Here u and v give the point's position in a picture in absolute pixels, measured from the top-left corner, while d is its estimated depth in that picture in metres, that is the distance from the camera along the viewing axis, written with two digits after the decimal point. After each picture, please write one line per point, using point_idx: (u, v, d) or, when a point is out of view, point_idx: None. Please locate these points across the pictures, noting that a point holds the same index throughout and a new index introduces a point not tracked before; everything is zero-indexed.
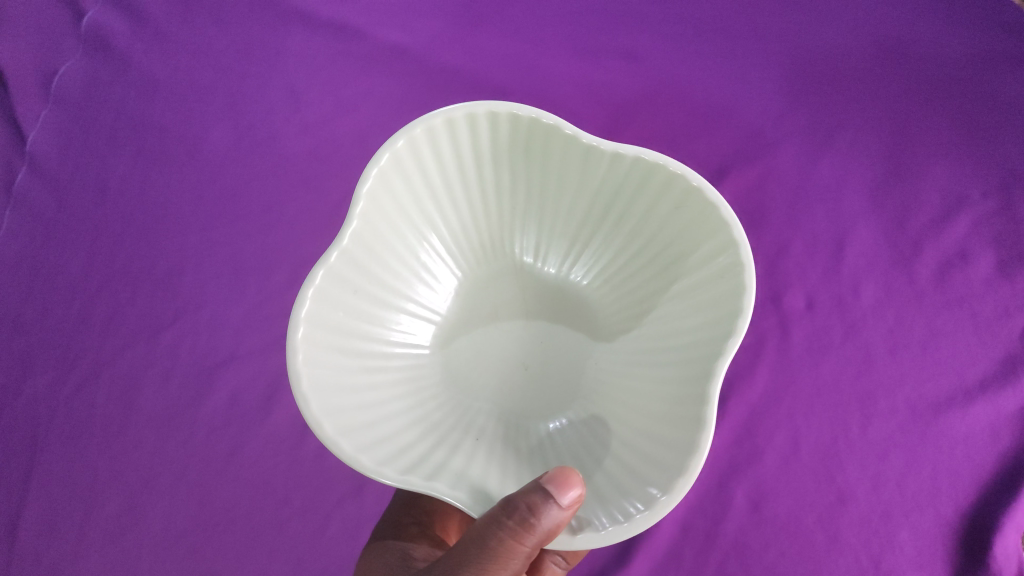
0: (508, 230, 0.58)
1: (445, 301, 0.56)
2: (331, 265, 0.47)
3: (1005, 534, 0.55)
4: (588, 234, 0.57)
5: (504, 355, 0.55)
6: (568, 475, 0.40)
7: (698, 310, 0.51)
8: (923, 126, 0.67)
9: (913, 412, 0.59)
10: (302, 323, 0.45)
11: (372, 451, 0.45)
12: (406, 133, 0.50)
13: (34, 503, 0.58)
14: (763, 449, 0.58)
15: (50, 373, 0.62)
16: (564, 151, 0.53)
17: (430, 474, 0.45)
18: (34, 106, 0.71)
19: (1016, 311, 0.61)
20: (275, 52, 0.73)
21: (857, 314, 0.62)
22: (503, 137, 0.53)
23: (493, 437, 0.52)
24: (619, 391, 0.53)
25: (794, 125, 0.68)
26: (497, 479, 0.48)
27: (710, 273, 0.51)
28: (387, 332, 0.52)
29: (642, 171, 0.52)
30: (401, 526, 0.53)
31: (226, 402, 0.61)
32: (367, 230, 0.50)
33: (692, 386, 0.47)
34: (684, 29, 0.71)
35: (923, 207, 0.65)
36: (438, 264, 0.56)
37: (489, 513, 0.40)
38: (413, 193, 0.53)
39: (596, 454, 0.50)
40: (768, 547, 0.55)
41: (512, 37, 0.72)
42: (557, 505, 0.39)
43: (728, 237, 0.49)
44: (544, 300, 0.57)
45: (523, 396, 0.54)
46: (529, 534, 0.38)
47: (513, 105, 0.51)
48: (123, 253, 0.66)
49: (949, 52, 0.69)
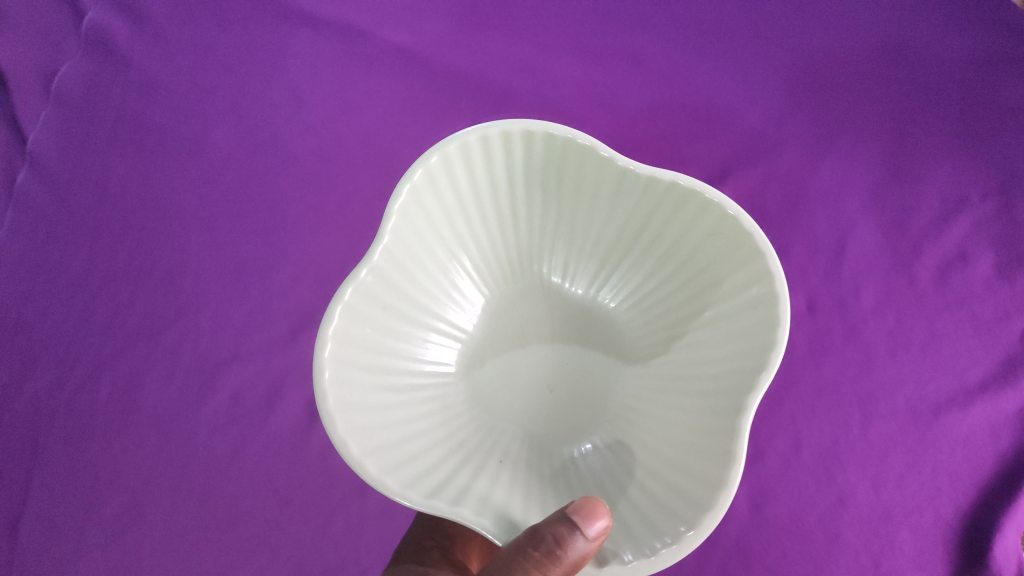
0: (536, 249, 0.58)
1: (473, 320, 0.57)
2: (361, 281, 0.47)
3: (1005, 535, 0.55)
4: (617, 256, 0.58)
5: (530, 376, 0.56)
6: (595, 506, 0.40)
7: (727, 341, 0.51)
8: (923, 129, 0.67)
9: (914, 413, 0.59)
10: (330, 340, 0.45)
11: (397, 472, 0.45)
12: (440, 149, 0.51)
13: (35, 503, 0.58)
14: (763, 449, 0.58)
15: (51, 373, 0.62)
16: (596, 171, 0.53)
17: (456, 499, 0.45)
18: (35, 106, 0.71)
19: (1016, 313, 0.62)
20: (277, 54, 0.73)
21: (857, 315, 0.62)
22: (537, 156, 0.53)
23: (517, 460, 0.52)
24: (647, 417, 0.53)
25: (795, 128, 0.68)
26: (521, 505, 0.48)
27: (741, 302, 0.51)
28: (415, 350, 0.52)
29: (677, 195, 0.52)
30: (422, 549, 0.53)
31: (228, 403, 0.61)
32: (397, 247, 0.50)
33: (722, 416, 0.47)
34: (686, 32, 0.72)
35: (924, 210, 0.65)
36: (465, 281, 0.57)
37: (514, 543, 0.40)
38: (443, 209, 0.53)
39: (621, 482, 0.50)
40: (769, 547, 0.56)
41: (514, 39, 0.72)
42: (584, 536, 0.39)
43: (763, 266, 0.49)
44: (570, 320, 0.58)
45: (550, 417, 0.54)
46: (555, 566, 0.38)
47: (549, 124, 0.51)
48: (124, 254, 0.66)
49: (949, 56, 0.70)
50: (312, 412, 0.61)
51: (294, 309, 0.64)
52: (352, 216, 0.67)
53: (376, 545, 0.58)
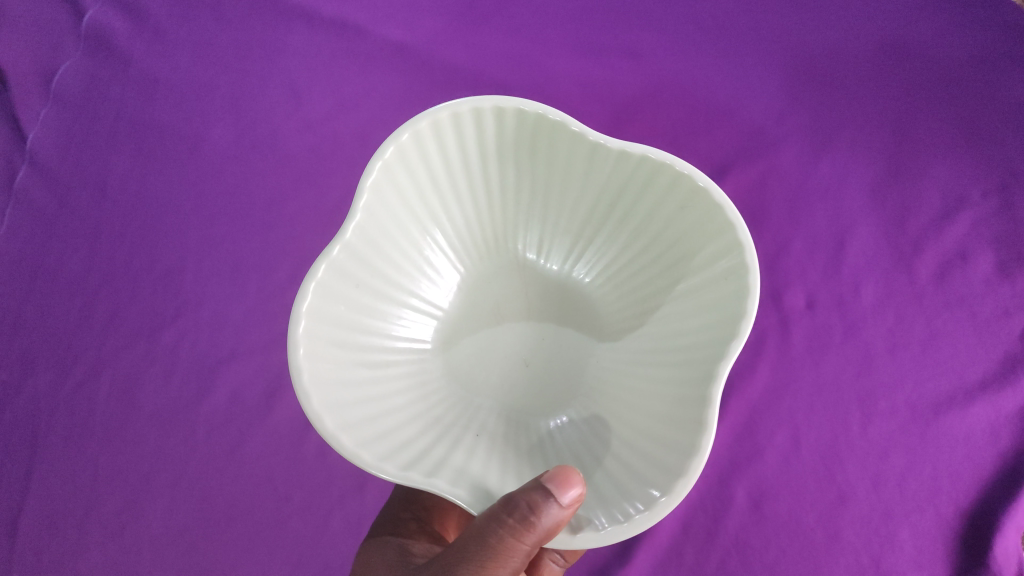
0: (511, 226, 0.58)
1: (448, 296, 0.56)
2: (333, 259, 0.47)
3: (1005, 535, 0.55)
4: (592, 232, 0.57)
5: (506, 351, 0.56)
6: (569, 474, 0.40)
7: (700, 313, 0.51)
8: (922, 126, 0.67)
9: (913, 412, 0.59)
10: (303, 317, 0.45)
11: (372, 444, 0.45)
12: (411, 127, 0.51)
13: (34, 501, 0.58)
14: (762, 447, 0.58)
15: (50, 371, 0.62)
16: (569, 148, 0.53)
17: (431, 470, 0.45)
18: (35, 104, 0.71)
19: (1016, 312, 0.61)
20: (275, 52, 0.73)
21: (857, 313, 0.62)
22: (508, 133, 0.53)
23: (494, 433, 0.52)
24: (622, 390, 0.52)
25: (794, 124, 0.68)
26: (497, 476, 0.48)
27: (712, 275, 0.51)
28: (391, 326, 0.52)
29: (647, 169, 0.52)
30: (399, 521, 0.53)
31: (226, 400, 0.61)
32: (370, 224, 0.50)
33: (695, 388, 0.47)
34: (684, 29, 0.71)
35: (923, 207, 0.65)
36: (440, 258, 0.56)
37: (489, 510, 0.40)
38: (416, 186, 0.53)
39: (597, 454, 0.50)
40: (768, 546, 0.55)
41: (512, 36, 0.72)
42: (557, 504, 0.39)
43: (734, 238, 0.49)
44: (548, 297, 0.57)
45: (525, 392, 0.54)
46: (529, 533, 0.38)
47: (519, 100, 0.51)
48: (123, 252, 0.66)
49: (948, 52, 0.69)
50: None
51: (292, 307, 0.64)
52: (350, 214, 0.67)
53: None
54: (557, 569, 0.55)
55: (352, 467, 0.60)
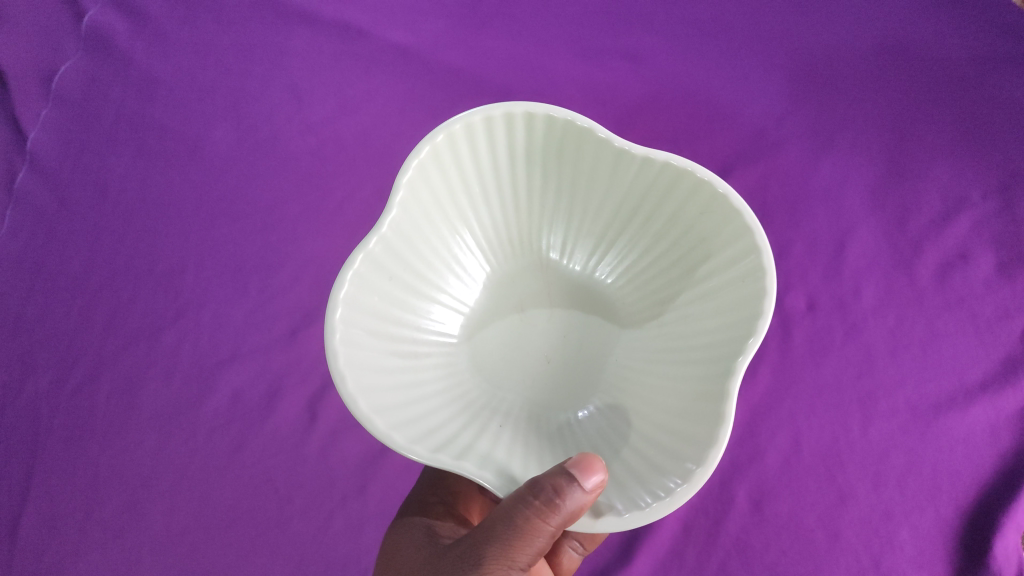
0: (536, 225, 0.58)
1: (474, 294, 0.57)
2: (370, 251, 0.48)
3: (1005, 534, 0.55)
4: (616, 232, 0.57)
5: (529, 349, 0.55)
6: (592, 461, 0.40)
7: (720, 312, 0.51)
8: (923, 128, 0.67)
9: (914, 413, 0.59)
10: (340, 305, 0.46)
11: (402, 429, 0.45)
12: (445, 129, 0.51)
13: (34, 503, 0.58)
14: (763, 448, 0.58)
15: (51, 372, 0.62)
16: (596, 152, 0.53)
17: (458, 455, 0.45)
18: (35, 105, 0.71)
19: (1016, 313, 0.61)
20: (276, 54, 0.73)
21: (858, 315, 0.62)
22: (538, 138, 0.53)
23: (516, 426, 0.52)
24: (642, 386, 0.52)
25: (795, 126, 0.68)
26: (520, 464, 0.48)
27: (733, 276, 0.51)
28: (421, 320, 0.53)
29: (670, 176, 0.52)
30: (426, 504, 0.53)
31: (227, 402, 0.61)
32: (404, 220, 0.50)
33: (713, 383, 0.47)
34: (685, 31, 0.72)
35: (924, 208, 0.65)
36: (468, 256, 0.57)
37: (515, 493, 0.40)
38: (447, 185, 0.54)
39: (615, 445, 0.50)
40: (769, 546, 0.56)
41: (513, 38, 0.72)
42: (581, 488, 0.39)
43: (752, 241, 0.49)
44: (569, 296, 0.57)
45: (547, 387, 0.54)
46: (554, 515, 0.39)
47: (549, 107, 0.51)
48: (123, 253, 0.66)
49: (949, 55, 0.70)
50: (311, 411, 0.61)
51: (294, 309, 0.64)
52: (353, 216, 0.67)
53: (376, 542, 0.58)
54: (576, 557, 0.55)
55: (354, 466, 0.60)
